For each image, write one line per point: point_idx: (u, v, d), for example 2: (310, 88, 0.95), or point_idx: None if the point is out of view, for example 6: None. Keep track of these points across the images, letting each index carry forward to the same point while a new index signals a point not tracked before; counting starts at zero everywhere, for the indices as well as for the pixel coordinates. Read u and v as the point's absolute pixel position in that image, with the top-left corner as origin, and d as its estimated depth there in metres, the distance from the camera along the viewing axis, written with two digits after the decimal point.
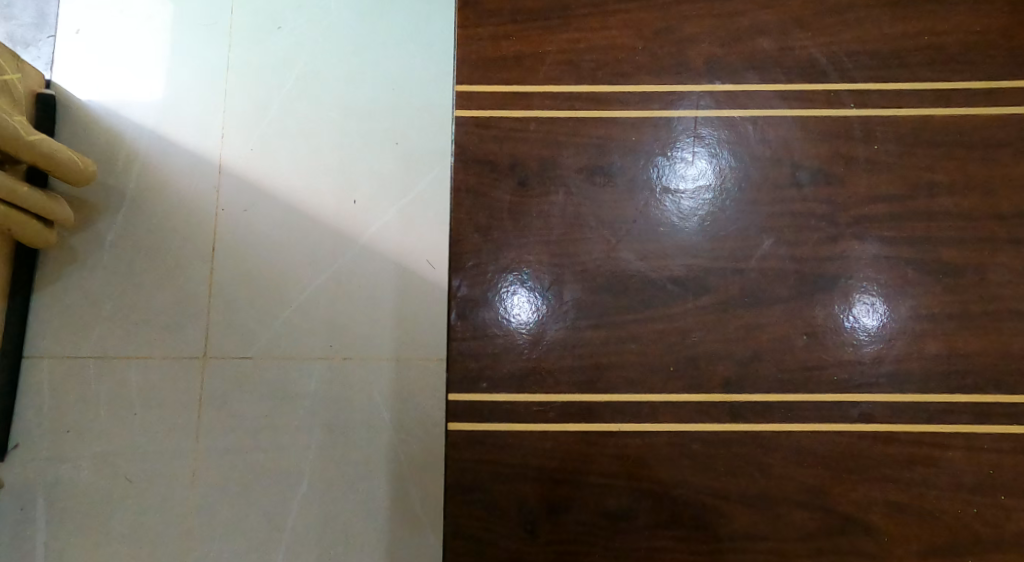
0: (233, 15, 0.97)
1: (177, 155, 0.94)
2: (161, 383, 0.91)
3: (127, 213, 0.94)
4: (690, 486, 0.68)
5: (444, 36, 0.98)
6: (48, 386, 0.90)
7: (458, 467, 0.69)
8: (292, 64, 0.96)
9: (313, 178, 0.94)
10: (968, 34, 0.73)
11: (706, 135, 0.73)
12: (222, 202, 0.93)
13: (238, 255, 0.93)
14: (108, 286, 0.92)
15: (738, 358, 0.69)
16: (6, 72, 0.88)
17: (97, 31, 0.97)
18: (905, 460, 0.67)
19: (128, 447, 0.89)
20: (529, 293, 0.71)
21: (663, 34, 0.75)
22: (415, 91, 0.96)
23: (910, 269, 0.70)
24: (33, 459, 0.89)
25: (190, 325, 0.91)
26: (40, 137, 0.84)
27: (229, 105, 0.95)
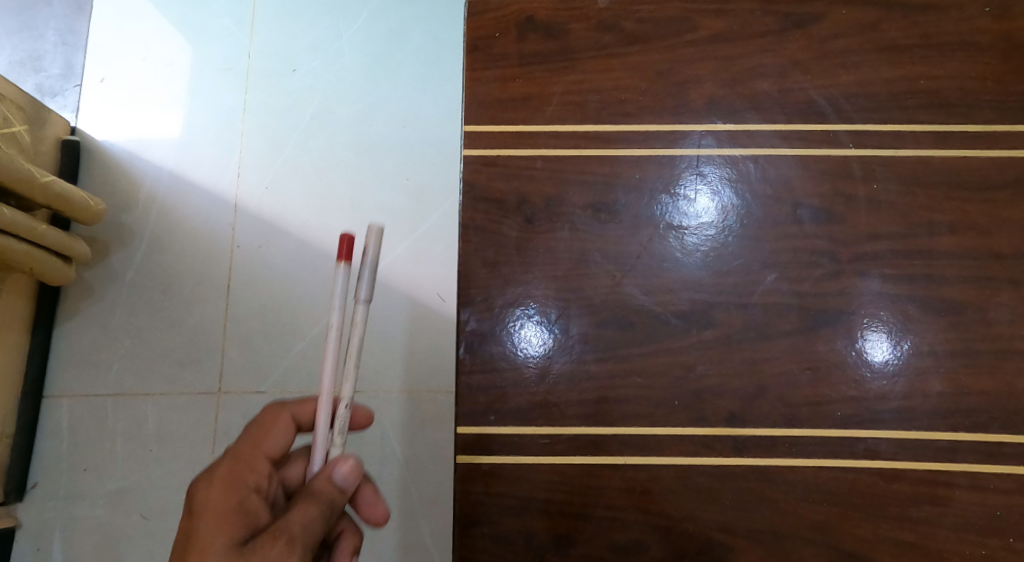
0: (250, 59, 1.15)
1: (195, 198, 1.10)
2: (175, 420, 1.03)
3: (140, 264, 1.08)
4: (698, 519, 0.69)
5: (452, 83, 1.13)
6: (66, 426, 1.03)
7: (465, 498, 0.70)
8: (306, 102, 1.13)
9: (326, 213, 1.09)
10: (963, 78, 0.74)
11: (709, 172, 0.75)
12: (238, 239, 1.08)
13: (251, 282, 1.07)
14: (129, 334, 1.06)
15: (743, 393, 0.70)
16: (15, 124, 0.98)
17: (117, 79, 1.15)
18: (912, 498, 0.67)
19: (142, 484, 1.01)
20: (537, 327, 0.73)
21: (665, 75, 0.77)
22: (422, 132, 1.11)
23: (912, 306, 0.71)
24: (53, 496, 1.01)
25: (206, 364, 1.05)
26: (53, 178, 0.95)
27: (246, 141, 1.12)
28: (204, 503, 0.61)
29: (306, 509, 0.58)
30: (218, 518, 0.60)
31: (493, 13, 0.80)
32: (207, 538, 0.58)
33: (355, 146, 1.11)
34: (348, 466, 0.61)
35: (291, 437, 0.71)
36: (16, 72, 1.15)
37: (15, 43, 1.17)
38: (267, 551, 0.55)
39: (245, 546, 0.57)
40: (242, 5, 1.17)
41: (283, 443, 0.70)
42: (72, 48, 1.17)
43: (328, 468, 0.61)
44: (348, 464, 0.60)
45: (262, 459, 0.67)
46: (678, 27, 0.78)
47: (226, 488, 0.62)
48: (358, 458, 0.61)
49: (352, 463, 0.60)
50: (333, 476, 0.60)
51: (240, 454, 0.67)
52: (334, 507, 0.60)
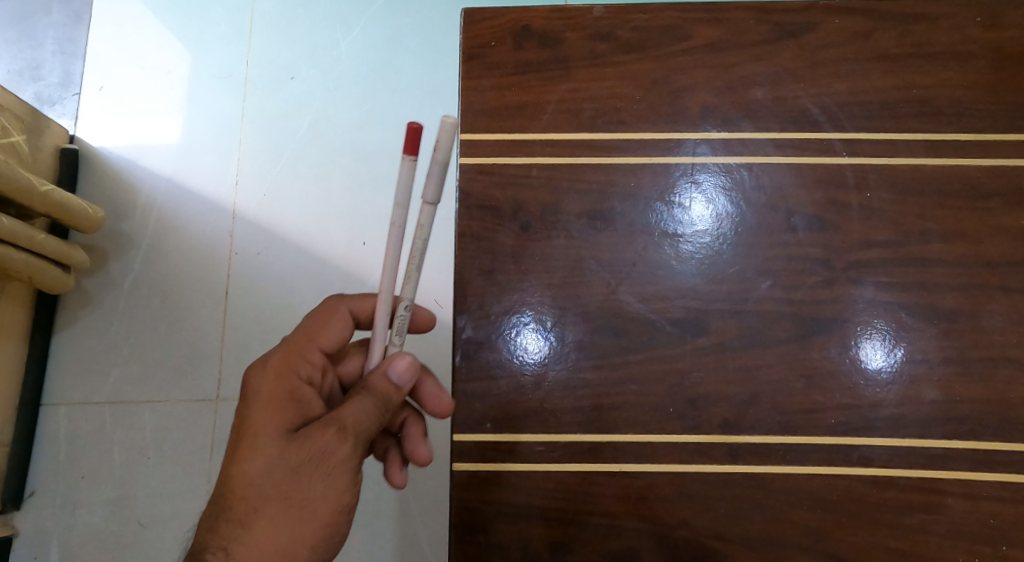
0: (248, 67, 1.16)
1: (193, 205, 1.10)
2: (173, 427, 1.04)
3: (138, 271, 1.09)
4: (692, 527, 0.69)
5: (450, 90, 1.14)
6: (63, 434, 1.04)
7: (461, 505, 0.70)
8: (304, 110, 1.14)
9: (324, 221, 1.09)
10: (955, 87, 0.75)
11: (703, 180, 0.75)
12: (236, 246, 1.09)
13: (249, 289, 1.07)
14: (127, 341, 1.07)
15: (737, 401, 0.70)
16: (13, 134, 0.99)
17: (115, 87, 1.16)
18: (906, 505, 0.68)
19: (139, 492, 1.02)
20: (533, 335, 0.73)
21: (660, 84, 0.78)
22: (420, 139, 1.12)
23: (906, 314, 0.71)
24: (50, 504, 1.02)
25: (203, 371, 1.05)
26: (50, 188, 0.95)
27: (245, 148, 1.12)
28: (258, 390, 0.65)
29: (360, 404, 0.63)
30: (268, 403, 0.64)
31: (489, 21, 0.80)
32: (261, 422, 0.63)
33: (353, 153, 1.11)
34: (404, 364, 0.65)
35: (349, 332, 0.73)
36: (15, 81, 1.15)
37: (15, 51, 1.17)
38: (322, 438, 0.61)
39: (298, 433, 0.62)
40: (241, 13, 1.18)
41: (341, 338, 0.72)
42: (71, 56, 1.17)
43: (383, 364, 0.65)
44: (403, 361, 0.65)
45: (315, 352, 0.70)
46: (672, 36, 0.79)
47: (280, 378, 0.66)
48: (414, 358, 0.65)
49: (409, 361, 0.65)
50: (388, 373, 0.64)
51: (295, 346, 0.69)
52: (388, 403, 0.65)
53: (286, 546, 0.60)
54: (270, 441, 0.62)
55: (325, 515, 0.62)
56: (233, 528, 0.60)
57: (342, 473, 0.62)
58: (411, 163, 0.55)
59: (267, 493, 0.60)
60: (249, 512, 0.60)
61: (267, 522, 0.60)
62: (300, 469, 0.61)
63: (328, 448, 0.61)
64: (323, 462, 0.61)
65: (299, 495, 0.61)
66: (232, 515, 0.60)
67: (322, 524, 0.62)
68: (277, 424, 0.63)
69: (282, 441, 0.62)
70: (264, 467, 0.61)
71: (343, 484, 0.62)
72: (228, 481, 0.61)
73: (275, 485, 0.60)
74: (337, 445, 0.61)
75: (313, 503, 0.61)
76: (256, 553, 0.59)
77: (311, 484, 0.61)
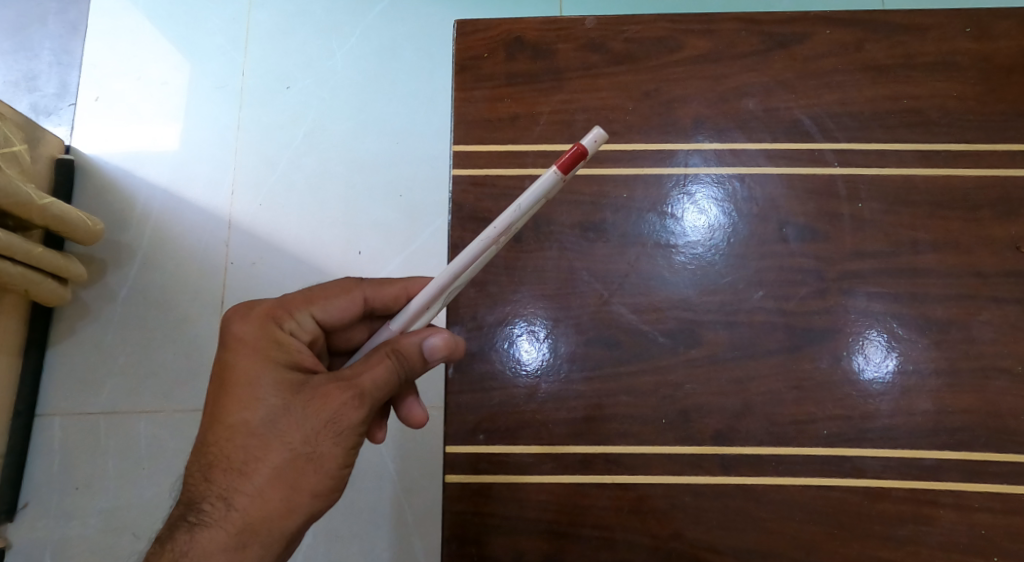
0: (244, 77, 1.16)
1: (190, 215, 1.11)
2: (167, 437, 1.04)
3: (134, 281, 1.09)
4: (685, 539, 0.68)
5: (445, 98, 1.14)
6: (58, 444, 1.04)
7: (454, 518, 0.70)
8: (300, 120, 1.14)
9: (319, 229, 1.10)
10: (946, 98, 0.75)
11: (695, 191, 0.76)
12: (231, 255, 1.09)
13: (244, 298, 1.07)
14: (122, 351, 1.07)
15: (729, 412, 0.70)
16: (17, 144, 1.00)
17: (111, 97, 1.16)
18: (897, 517, 0.67)
19: (134, 502, 1.02)
20: (527, 345, 0.73)
21: (652, 95, 0.78)
22: (414, 148, 1.12)
23: (898, 325, 0.71)
24: (44, 515, 1.02)
25: (198, 381, 1.05)
26: (51, 201, 0.96)
27: (240, 158, 1.13)
28: (248, 336, 0.63)
29: (380, 371, 0.60)
30: (264, 353, 0.62)
31: (482, 33, 0.81)
32: (256, 369, 0.61)
33: (348, 162, 1.12)
34: (443, 343, 0.62)
35: (349, 312, 0.70)
36: (11, 92, 1.16)
37: (11, 63, 1.17)
38: (335, 399, 0.60)
39: (307, 390, 0.60)
40: (236, 23, 1.19)
41: (340, 314, 0.69)
42: (66, 67, 1.18)
43: (418, 335, 0.62)
44: (439, 337, 0.61)
45: (307, 315, 0.67)
46: (664, 46, 0.79)
47: (272, 329, 0.64)
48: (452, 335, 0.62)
49: (446, 339, 0.62)
50: (424, 346, 0.61)
51: (291, 303, 0.67)
52: (409, 372, 0.62)
53: (288, 498, 0.59)
54: (269, 391, 0.60)
55: (332, 472, 0.60)
56: (232, 478, 0.59)
57: (349, 435, 0.60)
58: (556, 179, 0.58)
59: (268, 443, 0.59)
60: (249, 463, 0.59)
61: (268, 473, 0.59)
62: (306, 424, 0.59)
63: (340, 410, 0.60)
64: (333, 422, 0.59)
65: (306, 449, 0.59)
66: (229, 464, 0.59)
67: (327, 479, 0.60)
68: (277, 375, 0.61)
69: (283, 392, 0.60)
70: (267, 417, 0.59)
71: (349, 444, 0.60)
72: (224, 428, 0.60)
73: (278, 435, 0.59)
74: (353, 407, 0.60)
75: (319, 458, 0.60)
76: (257, 504, 0.58)
77: (317, 440, 0.59)
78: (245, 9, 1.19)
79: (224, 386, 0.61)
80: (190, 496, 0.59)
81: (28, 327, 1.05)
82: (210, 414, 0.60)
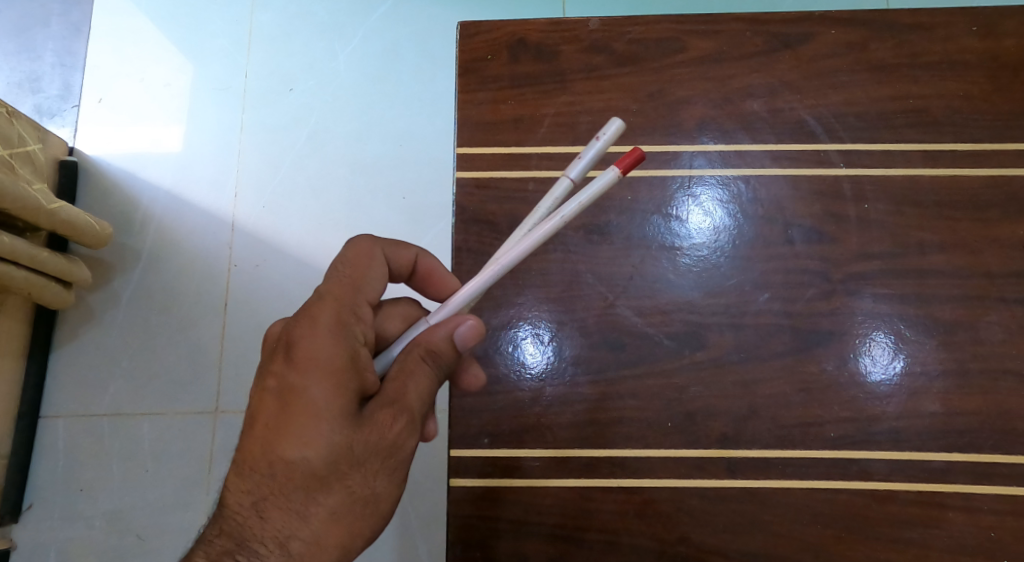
0: (246, 79, 1.16)
1: (192, 217, 1.11)
2: (171, 438, 1.04)
3: (138, 283, 1.09)
4: (691, 542, 0.68)
5: (446, 100, 1.14)
6: (62, 446, 1.04)
7: (460, 522, 0.70)
8: (303, 122, 1.14)
9: (322, 231, 1.09)
10: (952, 98, 0.75)
11: (700, 193, 0.75)
12: (235, 257, 1.09)
13: (247, 300, 1.07)
14: (125, 354, 1.07)
15: (735, 415, 0.70)
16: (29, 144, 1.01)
17: (114, 99, 1.16)
18: (905, 520, 0.67)
19: (137, 504, 1.02)
20: (533, 349, 0.73)
21: (656, 96, 0.77)
22: (416, 149, 1.12)
23: (905, 326, 0.71)
24: (48, 517, 1.02)
25: (202, 383, 1.05)
26: (60, 205, 0.96)
27: (244, 159, 1.13)
28: (323, 355, 0.57)
29: (420, 378, 0.60)
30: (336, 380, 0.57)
31: (484, 34, 0.80)
32: (330, 400, 0.56)
33: (350, 165, 1.12)
34: (474, 332, 0.60)
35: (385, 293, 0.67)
36: (14, 93, 1.16)
37: (13, 64, 1.18)
38: (388, 428, 0.57)
39: (364, 419, 0.57)
40: (239, 25, 1.18)
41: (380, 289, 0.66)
42: (70, 69, 1.18)
43: (446, 327, 0.60)
44: (466, 325, 0.60)
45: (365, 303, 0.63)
46: (669, 48, 0.78)
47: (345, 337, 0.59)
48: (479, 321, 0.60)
49: (474, 325, 0.60)
50: (459, 343, 0.60)
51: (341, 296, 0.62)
52: (446, 368, 0.61)
53: (342, 544, 0.56)
54: (336, 426, 0.56)
55: (384, 512, 0.58)
56: (289, 520, 0.55)
57: (404, 469, 0.59)
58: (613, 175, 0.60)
59: (328, 485, 0.56)
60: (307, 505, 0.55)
61: (325, 517, 0.55)
62: (366, 465, 0.57)
63: (397, 438, 0.58)
64: (392, 457, 0.57)
65: (364, 491, 0.57)
66: (284, 502, 0.55)
67: (381, 520, 0.58)
68: (347, 408, 0.57)
69: (347, 426, 0.56)
70: (328, 458, 0.55)
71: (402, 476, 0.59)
72: (284, 466, 0.55)
73: (339, 479, 0.56)
74: (407, 434, 0.58)
75: (377, 500, 0.57)
76: (314, 550, 0.55)
77: (375, 480, 0.57)
78: (248, 11, 1.19)
79: (287, 413, 0.56)
80: (232, 531, 0.55)
81: (32, 330, 1.05)
82: (269, 444, 0.56)
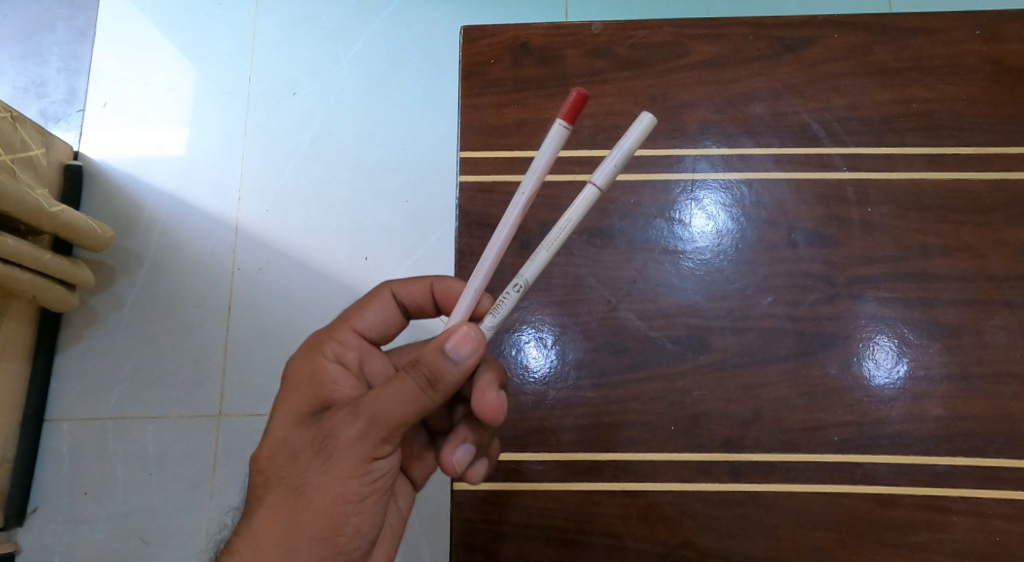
0: (251, 83, 1.08)
1: (195, 219, 1.03)
2: (175, 441, 0.96)
3: (144, 280, 1.02)
4: (696, 547, 0.68)
5: (453, 96, 1.05)
6: (65, 450, 0.96)
7: (464, 526, 0.70)
8: (307, 127, 1.06)
9: (325, 235, 1.01)
10: (956, 101, 0.75)
11: (703, 197, 0.75)
12: (237, 262, 1.01)
13: (249, 309, 0.99)
14: (130, 353, 0.99)
15: (738, 418, 0.70)
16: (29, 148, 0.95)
17: (122, 103, 1.09)
18: (909, 524, 0.67)
19: (141, 510, 0.94)
20: (536, 352, 0.73)
21: (659, 100, 0.77)
22: (423, 149, 1.04)
23: (909, 330, 0.71)
24: (49, 524, 0.94)
25: (207, 385, 0.97)
26: (62, 208, 0.92)
27: (248, 164, 1.05)
28: (290, 378, 0.59)
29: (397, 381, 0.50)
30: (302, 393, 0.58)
31: (487, 39, 0.81)
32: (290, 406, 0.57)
33: (355, 167, 1.04)
34: (463, 336, 0.50)
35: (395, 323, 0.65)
36: (20, 98, 1.11)
37: (19, 68, 1.12)
38: (332, 422, 0.51)
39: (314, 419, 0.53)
40: (242, 28, 1.11)
41: (383, 321, 0.65)
42: (76, 73, 1.11)
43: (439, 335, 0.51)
44: (458, 332, 0.50)
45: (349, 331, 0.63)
46: (672, 52, 0.78)
47: (316, 362, 0.60)
48: (472, 327, 0.50)
49: (465, 331, 0.50)
50: (441, 344, 0.50)
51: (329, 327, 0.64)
52: (427, 380, 0.49)
53: (286, 543, 0.50)
54: (282, 426, 0.55)
55: (325, 508, 0.50)
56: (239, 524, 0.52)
57: (346, 461, 0.50)
58: (563, 133, 0.47)
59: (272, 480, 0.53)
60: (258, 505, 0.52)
61: (264, 514, 0.51)
62: (299, 454, 0.52)
63: (332, 429, 0.51)
64: (322, 445, 0.51)
65: (294, 482, 0.51)
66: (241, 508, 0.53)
67: (323, 518, 0.50)
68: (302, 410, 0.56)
69: (293, 425, 0.55)
70: (271, 451, 0.54)
71: (348, 472, 0.50)
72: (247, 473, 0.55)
73: (277, 472, 0.52)
74: (345, 427, 0.50)
75: (311, 492, 0.50)
76: (252, 547, 0.50)
77: (305, 472, 0.51)
78: (252, 14, 1.11)
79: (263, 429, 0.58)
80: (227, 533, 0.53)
81: (36, 333, 0.99)
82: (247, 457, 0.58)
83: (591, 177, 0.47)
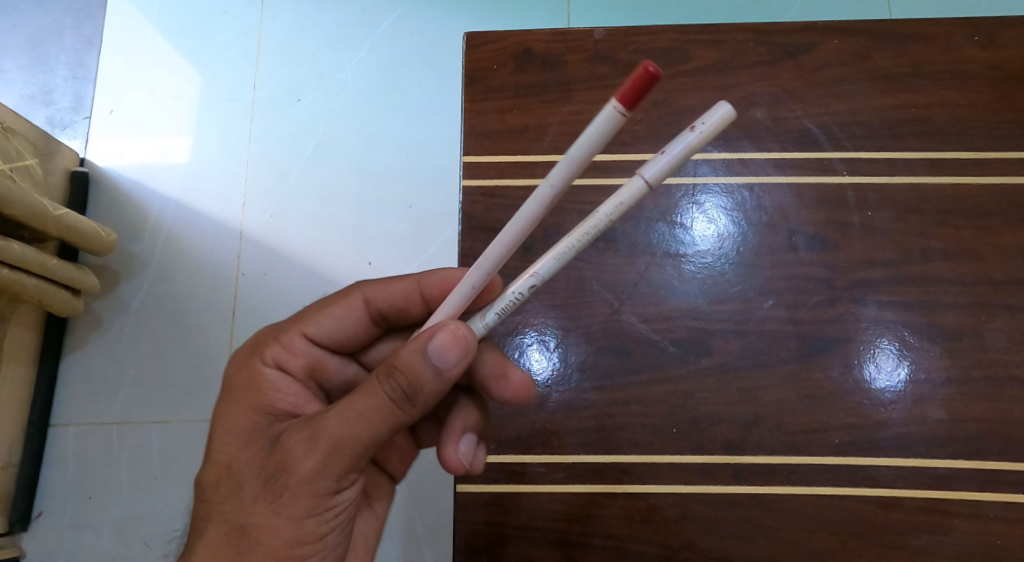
0: (255, 90, 1.16)
1: (200, 224, 1.11)
2: (174, 449, 1.04)
3: (150, 288, 1.09)
4: (697, 548, 0.68)
5: (452, 110, 1.13)
6: (70, 454, 1.04)
7: (467, 528, 0.70)
8: (310, 131, 1.14)
9: (328, 239, 1.09)
10: (955, 106, 0.75)
11: (705, 201, 0.76)
12: (242, 266, 1.09)
13: (255, 309, 1.07)
14: (134, 364, 1.07)
15: (740, 421, 0.70)
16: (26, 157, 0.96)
17: (127, 110, 1.16)
18: (912, 526, 0.67)
19: (145, 513, 1.02)
20: (540, 354, 0.73)
21: (661, 105, 0.78)
22: (422, 160, 1.12)
23: (911, 334, 0.71)
24: (52, 528, 1.01)
25: (204, 395, 1.05)
26: (66, 212, 0.94)
27: (251, 169, 1.13)
28: (235, 388, 0.61)
29: (372, 402, 0.51)
30: (254, 404, 0.59)
31: (490, 45, 0.81)
32: (242, 421, 0.58)
33: (358, 173, 1.11)
34: (451, 342, 0.50)
35: (357, 325, 0.67)
36: (27, 106, 1.16)
37: (27, 76, 1.17)
38: (296, 444, 0.52)
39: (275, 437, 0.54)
40: (246, 35, 1.18)
41: (340, 326, 0.66)
42: (81, 81, 1.17)
43: (419, 342, 0.51)
44: (443, 336, 0.50)
45: (299, 337, 0.65)
46: (674, 57, 0.79)
47: (260, 369, 0.62)
48: (461, 333, 0.50)
49: (453, 335, 0.50)
50: (426, 349, 0.50)
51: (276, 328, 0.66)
52: (405, 392, 0.51)
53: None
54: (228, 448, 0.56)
55: (274, 550, 0.52)
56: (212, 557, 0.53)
57: (304, 500, 0.52)
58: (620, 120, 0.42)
59: (213, 510, 0.54)
60: (216, 528, 0.53)
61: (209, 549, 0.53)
62: (243, 490, 0.53)
63: (294, 454, 0.52)
64: (274, 481, 0.52)
65: (242, 521, 0.52)
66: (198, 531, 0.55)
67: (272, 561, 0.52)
68: (254, 427, 0.57)
69: (241, 442, 0.56)
70: (212, 478, 0.55)
71: (304, 511, 0.52)
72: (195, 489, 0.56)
73: (219, 505, 0.54)
74: (309, 454, 0.52)
75: (257, 534, 0.52)
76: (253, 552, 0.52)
77: (254, 508, 0.52)
78: (256, 22, 1.19)
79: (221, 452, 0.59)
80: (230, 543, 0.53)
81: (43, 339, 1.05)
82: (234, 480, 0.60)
83: (641, 172, 0.45)
